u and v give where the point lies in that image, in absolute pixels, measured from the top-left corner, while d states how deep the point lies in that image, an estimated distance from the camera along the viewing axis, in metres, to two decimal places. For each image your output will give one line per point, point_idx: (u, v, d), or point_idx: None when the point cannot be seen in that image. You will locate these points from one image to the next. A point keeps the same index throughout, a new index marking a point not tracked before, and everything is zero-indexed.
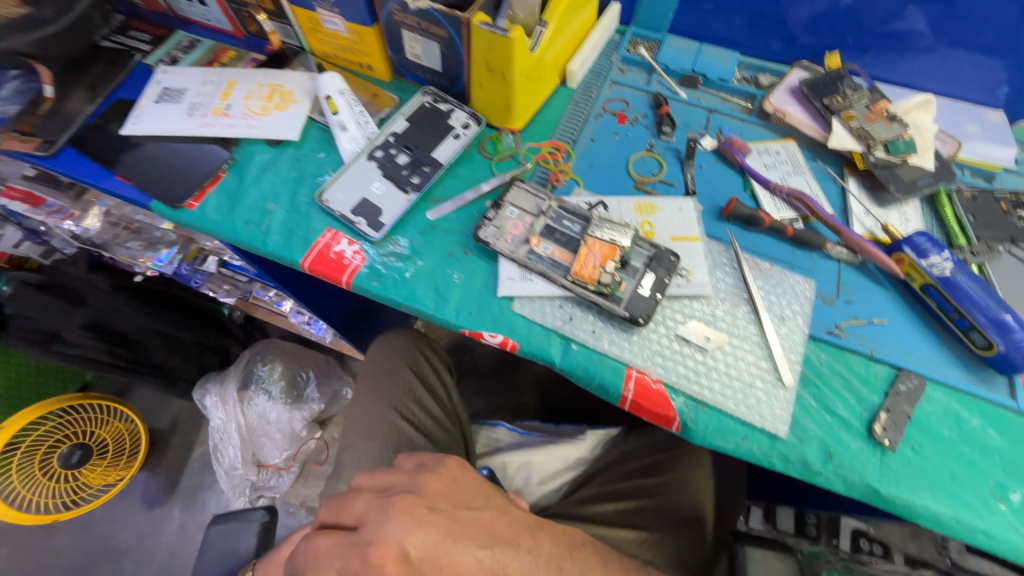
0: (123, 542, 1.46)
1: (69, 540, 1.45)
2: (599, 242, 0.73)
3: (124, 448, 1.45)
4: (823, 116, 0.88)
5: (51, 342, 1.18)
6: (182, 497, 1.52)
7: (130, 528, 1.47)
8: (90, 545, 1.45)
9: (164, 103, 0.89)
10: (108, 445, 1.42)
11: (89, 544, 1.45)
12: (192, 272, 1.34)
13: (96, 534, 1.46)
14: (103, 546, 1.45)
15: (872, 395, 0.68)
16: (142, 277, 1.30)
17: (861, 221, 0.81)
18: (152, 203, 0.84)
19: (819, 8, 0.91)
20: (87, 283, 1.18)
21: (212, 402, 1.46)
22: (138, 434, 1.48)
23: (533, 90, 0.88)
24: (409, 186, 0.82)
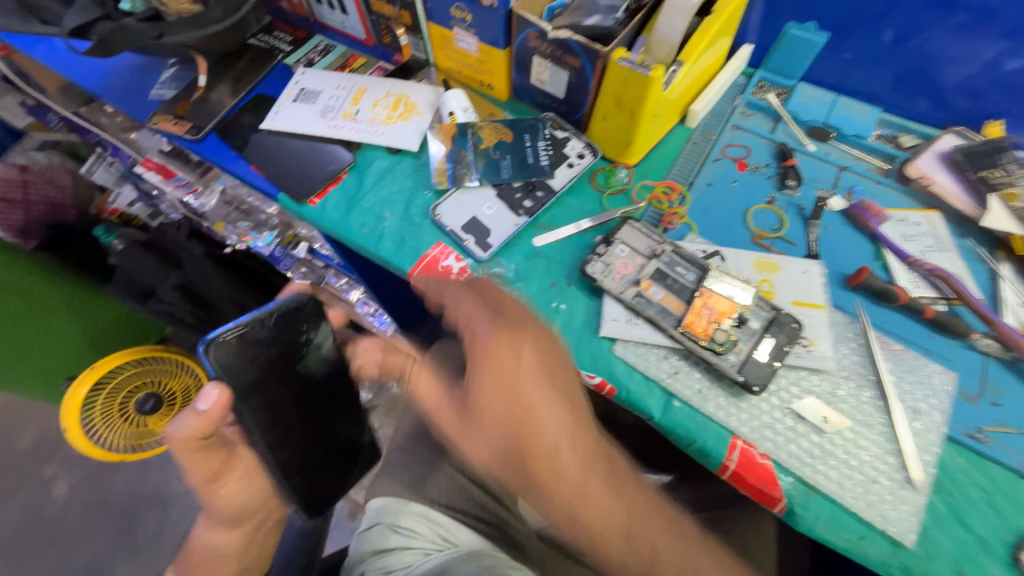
0: (173, 492, 1.55)
1: (127, 483, 1.56)
2: (716, 297, 0.70)
3: (190, 403, 1.51)
4: (977, 189, 0.80)
5: (149, 298, 1.36)
6: None
7: (180, 481, 1.56)
8: (141, 491, 1.55)
9: (300, 103, 0.95)
10: (176, 398, 1.47)
11: (141, 491, 1.55)
12: (283, 255, 1.39)
13: (149, 482, 1.56)
14: (153, 494, 1.55)
15: (1019, 517, 0.60)
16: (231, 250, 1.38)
17: (1015, 313, 0.73)
18: (278, 195, 0.89)
19: (986, 71, 0.83)
20: (185, 249, 1.35)
21: None
22: (201, 390, 1.54)
23: (655, 127, 0.86)
24: (521, 209, 0.83)
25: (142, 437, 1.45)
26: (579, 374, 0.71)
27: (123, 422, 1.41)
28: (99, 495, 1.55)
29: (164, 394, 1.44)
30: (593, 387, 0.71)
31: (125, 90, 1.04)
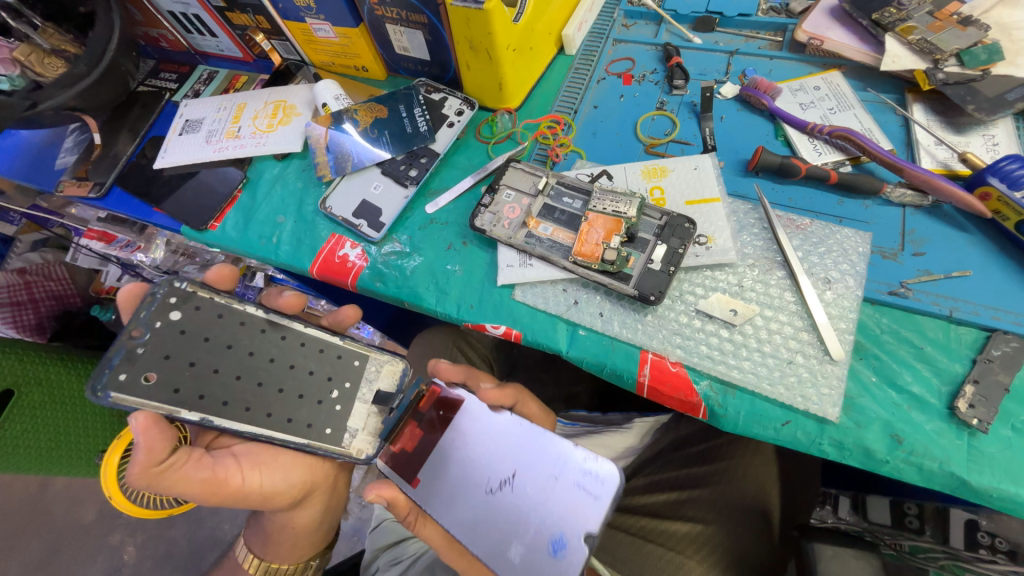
0: (229, 533, 1.37)
1: (184, 530, 1.38)
2: (601, 217, 0.67)
3: None
4: (872, 35, 0.73)
5: None
6: None
7: (231, 520, 1.38)
8: (199, 535, 1.38)
9: (186, 135, 0.96)
10: None
11: (199, 535, 1.38)
12: (245, 290, 1.16)
13: (204, 525, 1.38)
14: (210, 537, 1.37)
15: (954, 364, 0.56)
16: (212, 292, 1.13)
17: (931, 153, 0.67)
18: (182, 229, 0.91)
19: None
20: None
21: None
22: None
23: (525, 63, 0.82)
24: (408, 179, 0.81)
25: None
26: (485, 328, 0.70)
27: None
28: (164, 550, 1.37)
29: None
30: (501, 338, 0.70)
31: (32, 166, 1.04)
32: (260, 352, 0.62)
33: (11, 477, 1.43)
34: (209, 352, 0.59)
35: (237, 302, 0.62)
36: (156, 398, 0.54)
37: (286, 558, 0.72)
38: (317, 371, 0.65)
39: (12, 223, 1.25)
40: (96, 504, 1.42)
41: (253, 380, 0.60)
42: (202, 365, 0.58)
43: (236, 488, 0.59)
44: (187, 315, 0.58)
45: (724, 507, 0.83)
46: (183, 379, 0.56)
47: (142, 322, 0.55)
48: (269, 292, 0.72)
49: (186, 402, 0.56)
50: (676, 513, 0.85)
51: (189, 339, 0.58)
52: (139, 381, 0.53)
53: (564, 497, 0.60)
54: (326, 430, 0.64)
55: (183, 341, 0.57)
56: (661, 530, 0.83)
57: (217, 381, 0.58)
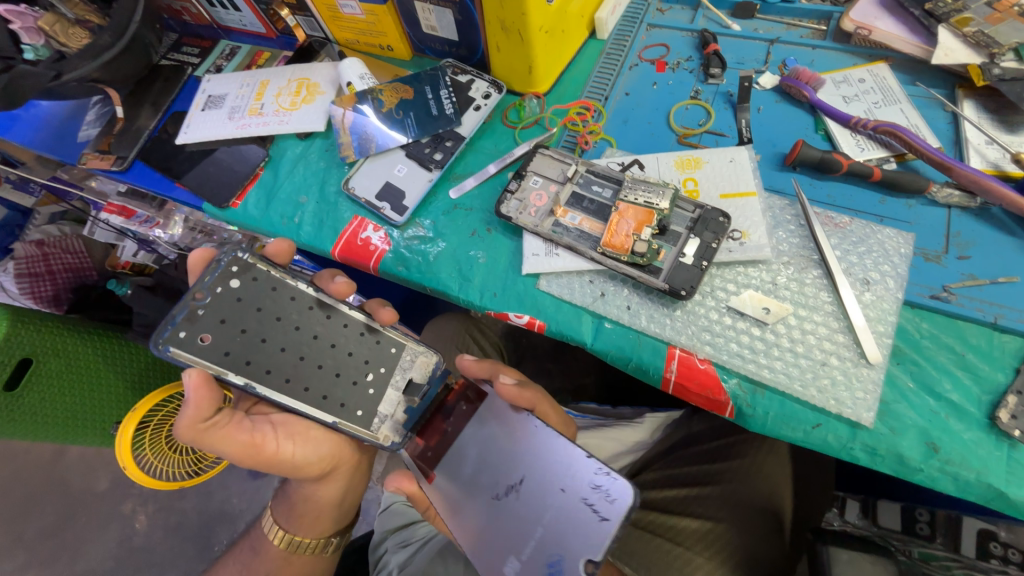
0: (236, 507, 1.39)
1: (195, 501, 1.41)
2: (633, 207, 0.65)
3: None
4: (924, 26, 0.70)
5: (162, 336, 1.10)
6: None
7: (241, 495, 1.40)
8: (210, 508, 1.40)
9: (208, 110, 0.95)
10: None
11: (209, 507, 1.40)
12: None
13: (215, 498, 1.41)
14: (220, 510, 1.40)
15: (996, 373, 0.54)
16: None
17: (981, 152, 0.64)
18: (205, 205, 0.90)
19: None
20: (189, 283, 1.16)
21: None
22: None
23: (556, 46, 0.80)
24: (432, 163, 0.79)
25: (198, 463, 1.26)
26: (508, 317, 0.69)
27: (175, 455, 1.19)
28: (175, 521, 1.40)
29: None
30: (524, 327, 0.69)
31: (54, 138, 1.04)
32: (306, 328, 0.63)
33: (29, 444, 1.47)
34: (260, 322, 0.60)
35: (290, 278, 0.63)
36: (207, 358, 0.57)
37: (309, 533, 0.73)
38: (356, 353, 0.65)
39: (33, 194, 1.29)
40: (109, 474, 1.45)
41: (296, 353, 0.62)
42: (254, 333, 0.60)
43: (270, 453, 0.62)
44: (245, 284, 0.60)
45: (739, 507, 0.83)
46: (234, 343, 0.58)
47: (205, 287, 0.58)
48: (320, 274, 0.71)
49: (236, 365, 0.58)
50: (687, 509, 0.85)
51: (243, 307, 0.60)
52: (191, 341, 0.56)
53: (569, 513, 0.54)
54: (358, 411, 0.63)
55: (237, 308, 0.59)
56: (672, 526, 0.84)
57: (263, 350, 0.60)
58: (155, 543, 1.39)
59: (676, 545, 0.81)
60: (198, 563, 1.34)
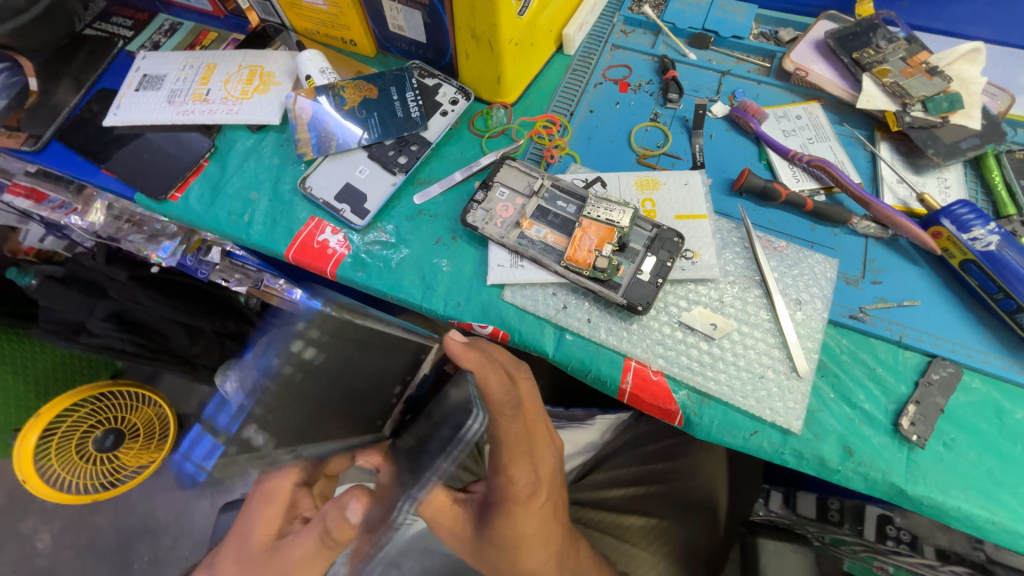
0: (161, 521, 1.26)
1: (111, 516, 1.27)
2: (595, 224, 0.67)
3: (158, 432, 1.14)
4: (851, 73, 0.78)
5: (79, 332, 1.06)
6: None
7: (165, 507, 1.28)
8: (129, 523, 1.27)
9: (144, 91, 0.87)
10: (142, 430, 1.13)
11: (128, 522, 1.27)
12: (197, 264, 1.05)
13: (134, 512, 1.27)
14: (141, 525, 1.26)
15: (900, 386, 0.62)
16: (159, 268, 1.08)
17: (893, 190, 0.73)
18: (136, 195, 0.82)
19: None
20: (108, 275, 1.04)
21: None
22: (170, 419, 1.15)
23: (525, 58, 0.81)
24: (396, 166, 0.78)
25: (114, 474, 1.14)
26: (471, 327, 0.70)
27: (87, 465, 1.10)
28: (86, 539, 1.25)
29: (126, 428, 1.12)
30: (488, 337, 0.70)
31: None
32: None
33: None
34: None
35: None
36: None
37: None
38: None
39: None
40: (6, 488, 1.28)
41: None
42: None
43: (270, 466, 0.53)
44: None
45: (682, 502, 0.91)
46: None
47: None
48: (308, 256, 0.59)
49: None
50: (637, 508, 0.91)
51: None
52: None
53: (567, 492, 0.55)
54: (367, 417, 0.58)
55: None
56: (624, 525, 0.89)
57: None
58: (61, 564, 1.24)
59: (629, 543, 0.87)
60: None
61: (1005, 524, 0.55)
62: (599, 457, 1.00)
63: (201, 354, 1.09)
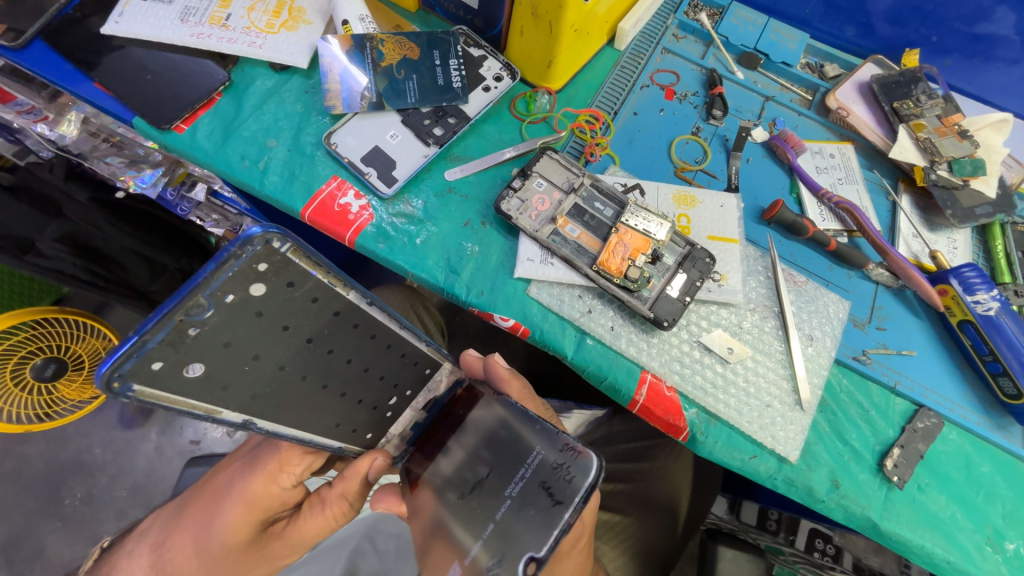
0: (98, 458, 1.18)
1: (42, 449, 1.17)
2: (632, 233, 0.67)
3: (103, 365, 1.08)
4: (889, 121, 0.80)
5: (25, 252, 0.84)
6: (161, 420, 1.22)
7: (105, 446, 1.19)
8: (61, 458, 1.17)
9: (152, 1, 0.77)
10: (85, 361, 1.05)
11: (60, 457, 1.17)
12: (178, 199, 0.98)
13: (69, 447, 1.18)
14: (75, 462, 1.17)
15: (888, 429, 0.65)
16: (124, 194, 0.93)
17: (908, 242, 0.76)
18: (135, 119, 0.73)
19: None
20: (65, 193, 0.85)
21: None
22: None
23: (579, 46, 0.77)
24: (430, 137, 0.73)
25: (50, 406, 1.06)
26: (491, 318, 0.68)
27: (21, 394, 1.01)
28: (10, 470, 1.15)
29: (69, 359, 1.02)
30: (506, 330, 0.68)
31: None
32: (327, 347, 0.47)
33: None
34: (277, 344, 0.43)
35: (340, 286, 0.42)
36: (197, 394, 0.41)
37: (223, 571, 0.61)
38: (372, 369, 0.52)
39: None
40: None
41: (319, 381, 0.49)
42: (252, 356, 0.42)
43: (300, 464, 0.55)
44: (272, 292, 0.39)
45: (645, 501, 0.95)
46: (235, 375, 0.42)
47: (205, 293, 0.36)
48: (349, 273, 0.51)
49: (233, 400, 0.44)
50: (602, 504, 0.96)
51: (261, 326, 0.41)
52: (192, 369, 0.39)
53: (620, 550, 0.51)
54: (367, 436, 0.59)
55: (254, 327, 0.40)
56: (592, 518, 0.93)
57: (259, 371, 0.43)
58: None
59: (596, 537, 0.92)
60: (40, 519, 1.12)
61: (958, 564, 0.61)
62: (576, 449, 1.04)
63: (162, 289, 1.01)
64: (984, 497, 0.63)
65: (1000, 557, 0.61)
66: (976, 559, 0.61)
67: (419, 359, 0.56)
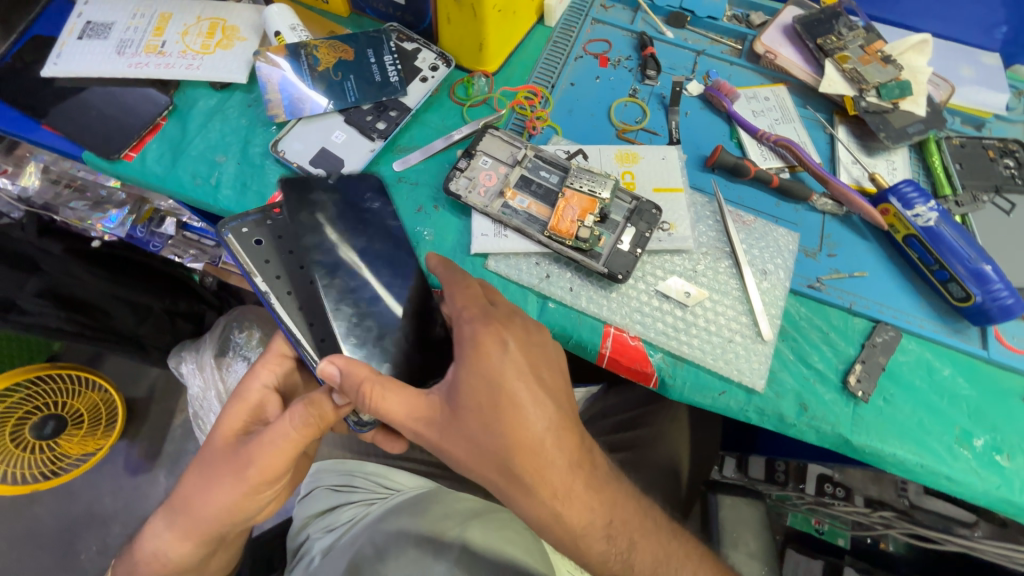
0: (110, 507, 1.19)
1: (52, 505, 1.18)
2: (578, 195, 0.69)
3: (101, 418, 1.16)
4: (815, 58, 0.83)
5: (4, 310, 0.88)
6: (167, 461, 1.23)
7: (115, 493, 1.20)
8: (72, 510, 1.18)
9: (88, 40, 0.79)
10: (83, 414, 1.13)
11: (71, 510, 1.18)
12: (149, 235, 1.00)
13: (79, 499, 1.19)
14: (86, 513, 1.18)
15: (848, 347, 0.68)
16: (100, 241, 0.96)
17: (848, 170, 0.78)
18: (84, 154, 0.75)
19: None
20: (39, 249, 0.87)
21: (189, 369, 1.08)
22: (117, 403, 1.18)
23: (507, 26, 0.80)
24: (375, 132, 0.75)
25: (55, 463, 1.11)
26: None
27: (24, 453, 1.08)
28: (24, 530, 1.16)
29: (67, 414, 1.11)
30: None
31: None
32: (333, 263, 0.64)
33: None
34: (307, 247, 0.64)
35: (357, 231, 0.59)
36: (248, 256, 0.63)
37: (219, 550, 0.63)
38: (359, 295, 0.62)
39: None
40: None
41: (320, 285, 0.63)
42: (292, 248, 0.64)
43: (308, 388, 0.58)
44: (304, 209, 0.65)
45: (647, 465, 0.97)
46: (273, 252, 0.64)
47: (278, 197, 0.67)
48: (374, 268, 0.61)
49: (266, 273, 0.63)
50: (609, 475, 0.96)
51: (296, 226, 0.65)
52: (242, 238, 0.64)
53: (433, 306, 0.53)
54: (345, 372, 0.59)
55: (292, 225, 0.65)
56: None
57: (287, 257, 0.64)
58: None
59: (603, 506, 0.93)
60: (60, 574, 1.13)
61: (932, 466, 0.63)
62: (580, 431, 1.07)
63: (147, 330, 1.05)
64: (949, 401, 0.65)
65: (971, 455, 0.63)
66: (948, 460, 0.63)
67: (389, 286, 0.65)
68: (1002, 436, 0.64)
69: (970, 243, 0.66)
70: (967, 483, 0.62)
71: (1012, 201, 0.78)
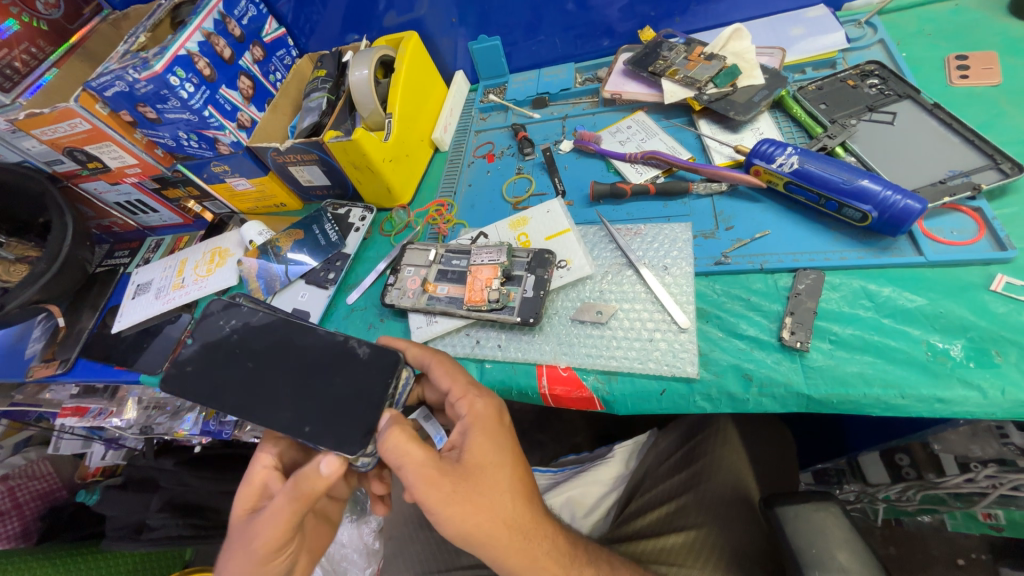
0: None
1: None
2: (482, 267, 0.80)
3: None
4: (654, 81, 0.95)
5: (139, 531, 1.28)
6: None
7: None
8: None
9: (139, 297, 1.11)
10: None
11: None
12: (220, 427, 1.18)
13: None
14: None
15: (774, 305, 0.67)
16: (197, 447, 1.32)
17: (719, 151, 0.85)
18: (140, 376, 1.01)
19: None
20: (157, 468, 1.33)
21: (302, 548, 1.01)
22: None
23: (407, 166, 1.01)
24: (328, 282, 0.95)
25: None
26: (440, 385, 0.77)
27: None
28: None
29: None
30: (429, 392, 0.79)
31: None
32: (272, 368, 0.62)
33: None
34: (245, 364, 0.62)
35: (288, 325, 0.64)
36: (213, 402, 0.61)
37: None
38: (306, 384, 0.61)
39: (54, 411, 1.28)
40: None
41: (274, 386, 0.61)
42: (237, 370, 0.62)
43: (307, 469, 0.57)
44: (221, 332, 0.64)
45: (710, 505, 0.82)
46: (228, 382, 0.62)
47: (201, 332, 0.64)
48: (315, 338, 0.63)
49: (236, 406, 0.60)
50: (669, 526, 0.82)
51: (225, 355, 0.63)
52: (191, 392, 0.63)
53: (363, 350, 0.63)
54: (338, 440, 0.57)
55: (225, 357, 0.63)
56: (663, 547, 0.79)
57: (243, 378, 0.62)
58: None
59: (673, 568, 0.76)
60: None
61: (915, 393, 0.57)
62: (632, 485, 0.96)
63: None
64: (900, 319, 0.62)
65: (951, 366, 0.57)
66: (930, 381, 0.57)
67: (314, 359, 0.62)
68: (978, 333, 0.58)
69: (841, 167, 0.68)
70: (965, 399, 0.55)
71: (891, 112, 0.79)
